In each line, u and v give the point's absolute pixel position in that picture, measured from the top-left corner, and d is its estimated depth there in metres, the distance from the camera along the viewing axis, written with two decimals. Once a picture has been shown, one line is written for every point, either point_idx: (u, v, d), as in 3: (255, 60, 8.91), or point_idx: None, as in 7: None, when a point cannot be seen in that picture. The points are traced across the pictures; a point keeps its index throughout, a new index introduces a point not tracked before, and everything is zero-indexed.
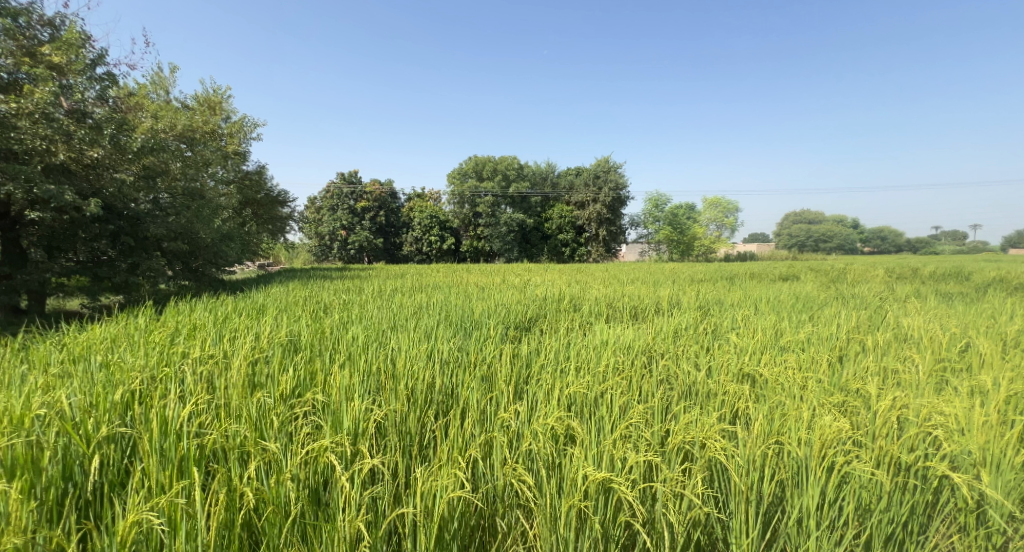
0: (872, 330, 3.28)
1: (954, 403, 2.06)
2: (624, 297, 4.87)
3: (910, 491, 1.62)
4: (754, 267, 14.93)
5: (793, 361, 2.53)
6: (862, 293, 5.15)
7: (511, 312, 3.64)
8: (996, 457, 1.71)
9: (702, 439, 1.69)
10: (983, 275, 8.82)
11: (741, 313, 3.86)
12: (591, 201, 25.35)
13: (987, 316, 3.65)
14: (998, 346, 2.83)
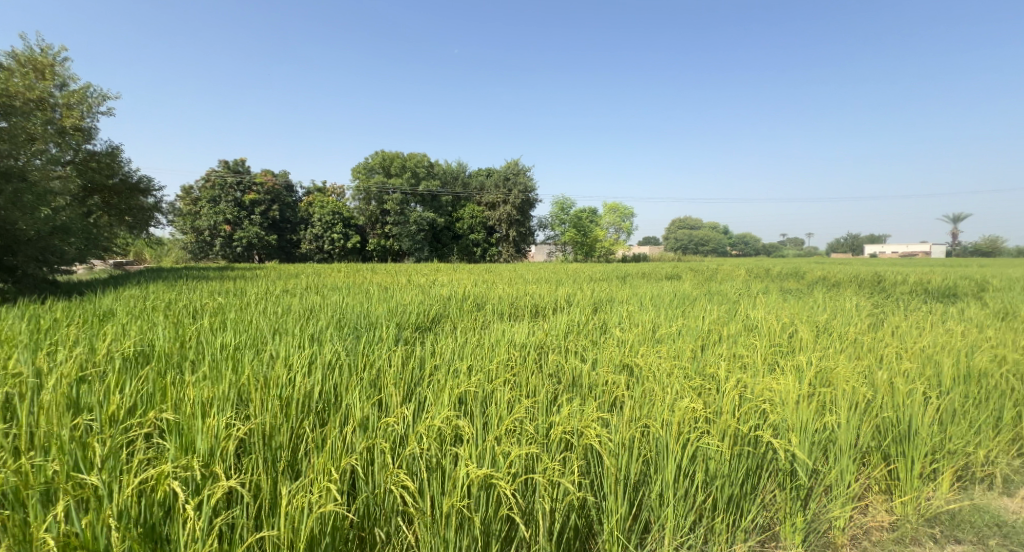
0: (728, 321, 3.79)
1: (780, 380, 2.45)
2: (525, 296, 5.02)
3: (745, 458, 1.90)
4: (657, 269, 16.34)
5: (663, 352, 2.82)
6: (726, 290, 5.90)
7: (407, 312, 3.54)
8: (808, 424, 2.08)
9: (581, 427, 1.80)
10: (822, 276, 10.52)
11: (625, 308, 4.20)
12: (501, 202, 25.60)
13: (812, 308, 4.41)
14: (815, 332, 3.44)
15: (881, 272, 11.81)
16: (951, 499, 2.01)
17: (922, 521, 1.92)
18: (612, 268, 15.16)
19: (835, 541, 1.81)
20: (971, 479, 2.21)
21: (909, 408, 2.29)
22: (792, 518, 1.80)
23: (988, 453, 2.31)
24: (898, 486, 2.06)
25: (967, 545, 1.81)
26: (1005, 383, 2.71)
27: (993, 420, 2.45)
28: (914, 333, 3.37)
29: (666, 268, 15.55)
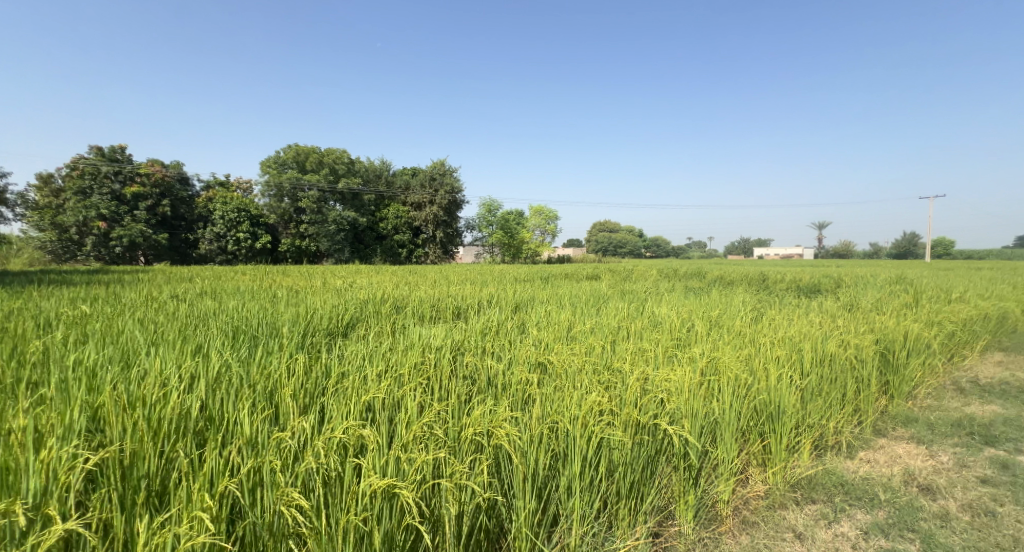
0: (634, 318, 4.02)
1: (677, 370, 2.63)
2: (445, 297, 4.94)
3: (645, 446, 2.02)
4: (587, 271, 16.98)
5: (576, 349, 2.92)
6: (635, 288, 6.28)
7: (314, 315, 3.30)
8: (699, 410, 2.26)
9: (491, 427, 1.77)
10: (720, 275, 11.59)
11: (542, 308, 4.30)
12: (428, 203, 24.85)
13: (709, 304, 4.84)
14: (709, 326, 3.77)
15: (774, 272, 13.27)
16: (809, 467, 2.34)
17: (788, 488, 2.21)
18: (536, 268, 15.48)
19: (721, 515, 2.00)
20: (824, 449, 2.60)
21: (778, 391, 2.58)
22: (686, 497, 1.96)
23: (835, 426, 2.73)
24: (770, 459, 2.33)
25: (821, 505, 2.11)
26: (851, 365, 3.18)
27: (840, 398, 2.87)
28: (785, 324, 3.84)
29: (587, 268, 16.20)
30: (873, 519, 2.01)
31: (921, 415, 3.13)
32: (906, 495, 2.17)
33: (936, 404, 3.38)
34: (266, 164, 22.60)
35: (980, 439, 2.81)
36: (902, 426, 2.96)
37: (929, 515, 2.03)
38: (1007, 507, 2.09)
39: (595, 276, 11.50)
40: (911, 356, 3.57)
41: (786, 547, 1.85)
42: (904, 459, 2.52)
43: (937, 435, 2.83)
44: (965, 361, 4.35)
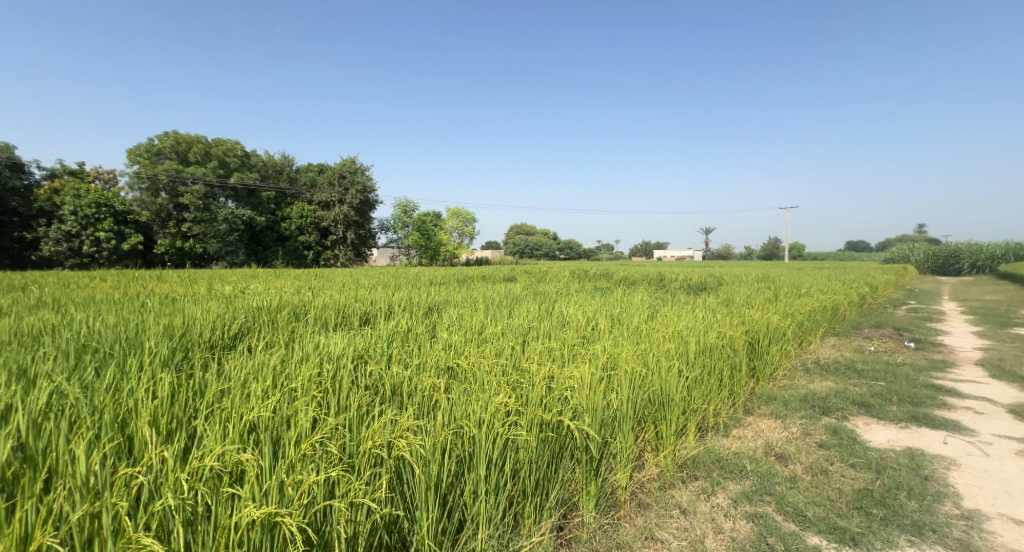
0: (540, 317, 4.12)
1: (581, 366, 2.71)
2: (351, 301, 4.70)
3: (549, 443, 2.07)
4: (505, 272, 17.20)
5: (486, 352, 2.90)
6: (545, 288, 6.45)
7: (192, 326, 2.93)
8: (599, 405, 2.35)
9: (392, 439, 1.67)
10: (625, 275, 12.43)
11: (453, 311, 4.25)
12: (337, 202, 23.43)
13: (612, 303, 5.14)
14: (612, 324, 4.02)
15: (676, 271, 14.46)
16: (694, 447, 2.62)
17: (676, 468, 2.43)
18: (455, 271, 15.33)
19: (619, 501, 2.14)
20: (707, 428, 2.94)
21: (668, 381, 2.76)
22: (587, 489, 2.06)
23: (714, 410, 3.06)
24: (662, 444, 2.54)
25: (701, 480, 2.36)
26: (728, 353, 3.55)
27: (717, 383, 3.21)
28: (675, 319, 4.20)
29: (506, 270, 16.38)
30: (742, 488, 2.29)
31: (780, 394, 3.67)
32: (767, 463, 2.51)
33: (791, 383, 4.01)
34: (137, 153, 19.72)
35: (820, 410, 3.36)
36: (766, 405, 3.46)
37: (783, 479, 2.36)
38: (839, 466, 2.49)
39: (513, 278, 11.70)
40: (772, 342, 4.11)
41: (673, 523, 2.03)
42: (766, 434, 2.90)
43: (791, 410, 3.34)
44: (810, 348, 5.17)
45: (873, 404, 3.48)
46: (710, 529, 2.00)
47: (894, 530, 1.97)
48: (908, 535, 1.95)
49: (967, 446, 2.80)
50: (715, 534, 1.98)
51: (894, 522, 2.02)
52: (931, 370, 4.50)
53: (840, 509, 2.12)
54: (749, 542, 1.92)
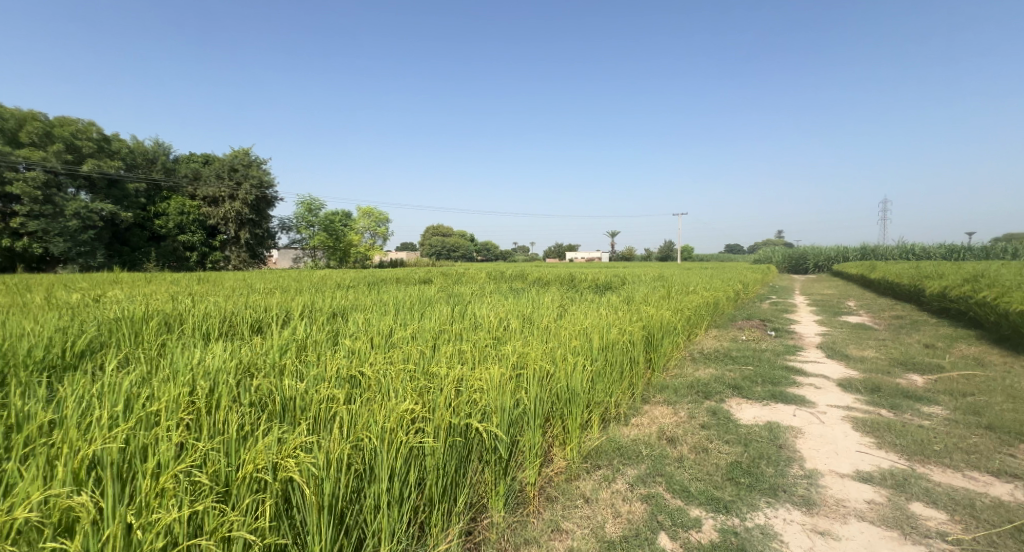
0: (449, 308, 4.03)
1: (492, 367, 2.50)
2: (240, 307, 4.25)
3: (456, 447, 1.97)
4: (417, 271, 16.80)
5: (389, 355, 2.51)
6: (456, 289, 6.40)
7: (27, 344, 2.45)
8: (508, 404, 2.26)
9: (277, 460, 1.50)
10: (539, 275, 13.09)
11: (360, 308, 4.01)
12: (225, 198, 21.13)
13: (523, 301, 5.22)
14: (522, 321, 4.07)
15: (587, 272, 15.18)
16: (597, 437, 2.75)
17: (581, 460, 2.53)
18: (368, 273, 14.65)
19: (529, 498, 2.17)
20: (609, 419, 3.11)
21: (573, 376, 2.73)
22: (497, 486, 2.06)
23: (615, 402, 3.24)
24: (568, 438, 2.59)
25: (603, 469, 2.48)
26: (629, 344, 3.76)
27: (618, 376, 3.38)
28: (581, 315, 4.38)
29: (421, 271, 16.02)
30: (638, 472, 2.45)
31: (671, 382, 4.02)
32: (660, 447, 2.71)
33: (680, 372, 4.41)
34: None
35: (703, 394, 3.72)
36: (660, 393, 3.75)
37: (672, 460, 2.57)
38: (717, 443, 2.76)
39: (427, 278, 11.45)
40: (665, 334, 4.46)
41: (578, 512, 2.11)
42: (659, 421, 3.14)
43: (679, 397, 3.66)
44: (696, 341, 5.73)
45: (744, 386, 3.93)
46: (610, 515, 2.10)
47: (757, 496, 2.23)
48: (767, 499, 2.22)
49: (812, 417, 3.27)
50: (614, 518, 2.08)
51: (757, 488, 2.28)
52: (789, 354, 5.20)
53: (717, 482, 2.35)
54: (642, 522, 2.04)
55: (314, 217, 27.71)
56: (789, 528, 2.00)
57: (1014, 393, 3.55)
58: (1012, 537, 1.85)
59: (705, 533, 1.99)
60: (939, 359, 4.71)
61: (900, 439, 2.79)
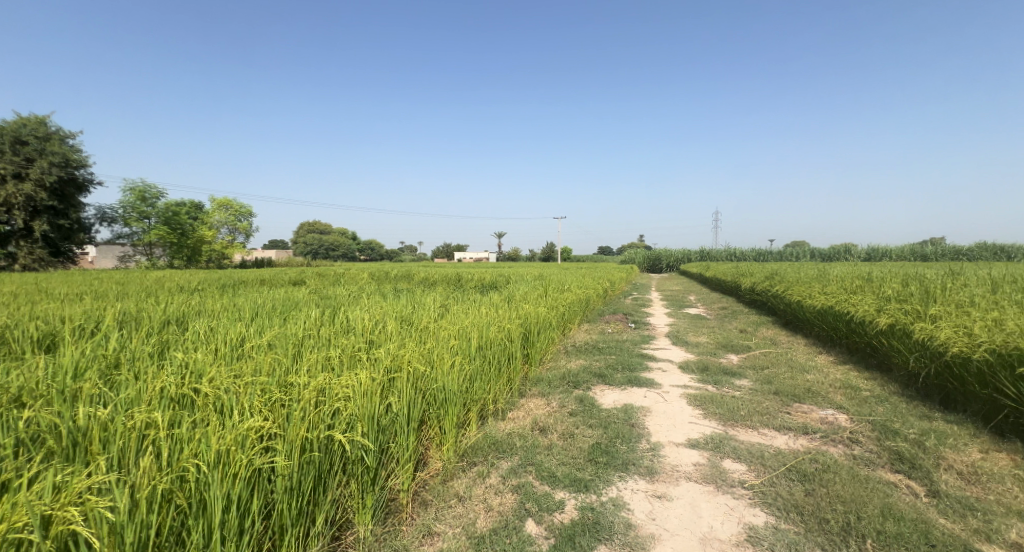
0: (319, 309, 3.78)
1: (360, 372, 2.14)
2: (41, 317, 3.46)
3: (314, 464, 1.62)
4: (280, 272, 15.34)
5: (235, 366, 1.98)
6: (331, 291, 6.01)
7: None
8: (377, 410, 1.94)
9: (51, 512, 1.17)
10: (425, 275, 12.91)
11: (213, 312, 3.56)
12: (18, 181, 17.00)
13: (401, 301, 5.10)
14: (398, 316, 3.94)
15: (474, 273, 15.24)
16: (474, 435, 2.82)
17: (457, 459, 2.55)
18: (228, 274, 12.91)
19: (401, 506, 2.07)
20: (487, 415, 3.22)
21: (448, 376, 2.64)
22: (364, 498, 1.83)
23: (493, 398, 3.35)
24: (445, 437, 2.57)
25: (479, 465, 2.54)
26: (507, 341, 3.82)
27: (497, 372, 3.49)
28: (461, 313, 4.32)
29: (294, 271, 14.61)
30: (511, 464, 2.56)
31: (546, 375, 4.29)
32: (532, 437, 2.88)
33: (554, 365, 4.74)
34: None
35: (572, 385, 4.03)
36: (535, 386, 3.99)
37: (542, 448, 2.74)
38: (582, 428, 3.02)
39: (295, 280, 10.59)
40: (541, 328, 4.73)
41: (450, 512, 2.08)
42: (533, 412, 3.34)
43: (552, 388, 3.92)
44: (569, 336, 6.18)
45: (606, 373, 4.35)
46: (482, 510, 2.12)
47: (611, 472, 2.50)
48: (619, 473, 2.50)
49: (658, 397, 3.76)
50: (486, 513, 2.11)
51: (611, 465, 2.56)
52: (644, 343, 5.89)
53: (579, 464, 2.57)
54: (511, 512, 2.10)
55: (150, 209, 23.76)
56: (634, 497, 2.27)
57: (796, 365, 4.49)
58: (785, 476, 2.36)
59: (566, 513, 2.13)
60: (751, 341, 5.74)
61: (719, 409, 3.35)
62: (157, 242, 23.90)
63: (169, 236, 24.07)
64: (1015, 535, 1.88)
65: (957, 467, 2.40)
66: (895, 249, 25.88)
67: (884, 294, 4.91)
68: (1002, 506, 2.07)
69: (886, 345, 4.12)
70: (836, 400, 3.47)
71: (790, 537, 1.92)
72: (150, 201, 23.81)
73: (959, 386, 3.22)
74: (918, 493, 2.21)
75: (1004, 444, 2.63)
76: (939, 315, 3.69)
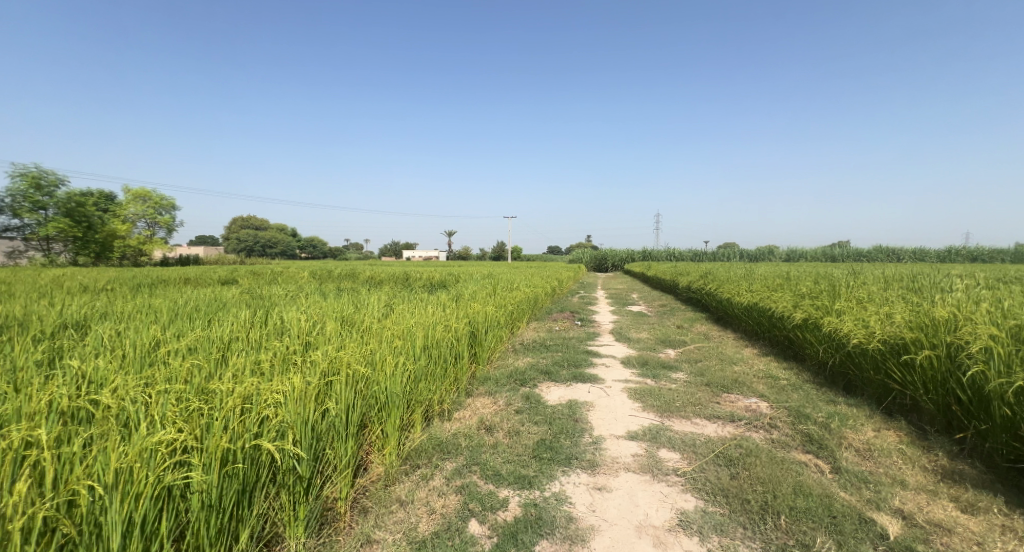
0: (251, 311, 3.55)
1: (294, 376, 2.03)
2: None
3: (238, 477, 1.52)
4: (207, 271, 14.25)
5: (146, 374, 1.82)
6: (265, 291, 5.65)
7: None
8: (311, 416, 1.85)
9: None
10: (372, 275, 12.06)
11: (126, 314, 3.24)
12: None
13: (341, 301, 4.89)
14: (338, 316, 3.78)
15: (419, 272, 14.73)
16: (418, 437, 2.77)
17: (400, 463, 2.49)
18: (143, 274, 11.56)
19: (338, 515, 1.99)
20: (432, 416, 3.17)
21: (390, 378, 2.57)
22: (296, 510, 1.74)
23: (439, 399, 3.30)
24: (387, 441, 2.50)
25: (422, 468, 2.49)
26: (454, 340, 3.79)
27: (443, 372, 3.44)
28: (406, 311, 4.25)
29: (223, 271, 13.30)
30: (455, 465, 2.53)
31: (493, 374, 4.29)
32: (477, 436, 2.87)
33: (501, 363, 4.74)
34: None
35: (518, 383, 4.05)
36: (482, 385, 3.97)
37: (488, 447, 2.74)
38: (527, 426, 3.05)
39: (223, 280, 9.74)
40: (489, 326, 4.71)
41: (391, 518, 2.03)
42: (480, 412, 3.33)
43: (499, 387, 3.92)
44: (517, 334, 6.20)
45: (552, 370, 4.41)
46: (424, 513, 2.08)
47: (555, 467, 2.54)
48: (562, 468, 2.55)
49: (601, 391, 3.87)
50: (428, 516, 2.07)
51: (554, 460, 2.60)
52: (589, 340, 6.03)
53: (524, 461, 2.58)
54: (454, 514, 2.08)
55: (48, 198, 21.12)
56: (577, 491, 2.32)
57: (725, 357, 4.78)
58: (713, 462, 2.51)
59: (510, 510, 2.14)
60: (687, 336, 6.04)
61: (657, 401, 3.50)
62: (56, 236, 21.16)
63: (75, 231, 21.65)
64: (899, 502, 2.10)
65: (855, 444, 2.65)
66: (813, 250, 28.17)
67: (800, 292, 5.33)
68: (890, 477, 2.32)
69: (801, 337, 4.49)
70: (759, 389, 3.72)
71: (716, 519, 2.03)
72: (47, 189, 21.16)
73: (859, 372, 3.56)
74: (824, 470, 2.42)
75: (893, 423, 2.95)
76: (843, 309, 4.06)
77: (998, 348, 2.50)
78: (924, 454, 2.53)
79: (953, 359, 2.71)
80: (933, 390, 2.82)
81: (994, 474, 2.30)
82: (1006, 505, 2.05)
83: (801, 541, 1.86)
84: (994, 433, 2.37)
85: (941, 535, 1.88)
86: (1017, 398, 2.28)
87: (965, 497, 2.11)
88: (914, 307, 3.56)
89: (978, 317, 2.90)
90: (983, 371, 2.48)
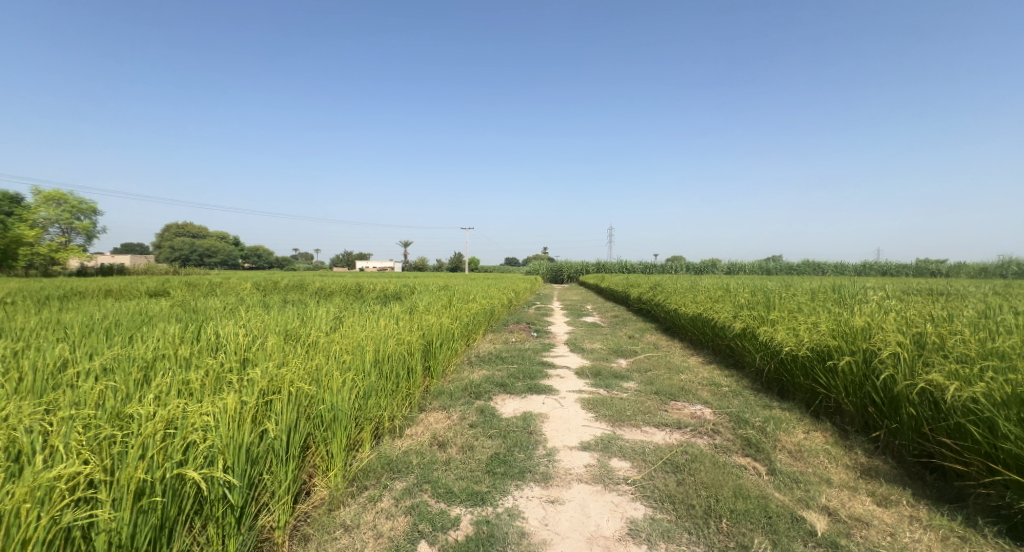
0: (181, 326, 3.29)
1: (227, 396, 1.88)
2: None
3: (156, 511, 1.38)
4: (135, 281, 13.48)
5: (51, 403, 1.64)
6: (200, 305, 5.25)
7: None
8: (246, 439, 1.73)
9: None
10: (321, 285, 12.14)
11: (32, 331, 2.93)
12: None
13: (285, 313, 4.67)
14: (280, 328, 3.61)
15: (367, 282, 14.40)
16: (366, 456, 2.65)
17: (346, 485, 2.37)
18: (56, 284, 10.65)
19: (275, 546, 1.86)
20: (383, 434, 3.06)
21: (337, 395, 2.45)
22: (225, 543, 1.60)
23: (390, 415, 3.19)
24: (332, 462, 2.38)
25: (370, 489, 2.38)
26: (407, 354, 3.69)
27: (395, 388, 3.33)
28: (356, 325, 4.10)
29: (151, 282, 12.37)
30: (406, 484, 2.44)
31: (448, 388, 4.20)
32: (429, 453, 2.78)
33: (456, 377, 4.65)
34: None
35: (473, 396, 3.99)
36: (436, 400, 3.88)
37: (440, 464, 2.66)
38: (481, 440, 2.99)
39: (157, 290, 9.32)
40: (445, 339, 4.63)
41: (334, 545, 1.92)
42: (433, 428, 3.24)
43: (454, 401, 3.85)
44: (473, 347, 6.14)
45: (508, 382, 4.38)
46: (370, 538, 1.98)
47: (508, 481, 2.50)
48: (516, 482, 2.51)
49: (556, 403, 3.88)
50: (375, 540, 1.98)
51: (508, 474, 2.57)
52: (544, 351, 6.05)
53: (477, 476, 2.53)
54: (402, 537, 2.00)
55: None
56: (528, 504, 2.30)
57: (673, 366, 4.94)
58: (661, 469, 2.56)
59: (461, 529, 2.08)
60: (637, 346, 6.17)
61: (609, 410, 3.55)
62: None
63: None
64: (825, 499, 2.22)
65: (788, 446, 2.79)
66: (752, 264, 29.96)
67: (738, 303, 5.63)
68: (818, 476, 2.45)
69: (740, 346, 4.70)
70: (702, 396, 3.86)
71: (664, 525, 2.07)
72: None
73: (790, 378, 3.77)
74: (760, 472, 2.53)
75: (820, 425, 3.13)
76: (776, 319, 4.31)
77: (905, 352, 2.71)
78: (847, 453, 2.70)
79: (868, 363, 2.93)
80: (853, 393, 3.02)
81: (904, 468, 2.49)
82: (914, 497, 2.21)
83: (741, 543, 1.92)
84: (902, 431, 2.57)
85: (861, 528, 2.00)
86: (921, 398, 2.48)
87: (881, 491, 2.26)
88: (835, 317, 3.82)
89: (888, 325, 3.14)
90: (893, 375, 2.69)
